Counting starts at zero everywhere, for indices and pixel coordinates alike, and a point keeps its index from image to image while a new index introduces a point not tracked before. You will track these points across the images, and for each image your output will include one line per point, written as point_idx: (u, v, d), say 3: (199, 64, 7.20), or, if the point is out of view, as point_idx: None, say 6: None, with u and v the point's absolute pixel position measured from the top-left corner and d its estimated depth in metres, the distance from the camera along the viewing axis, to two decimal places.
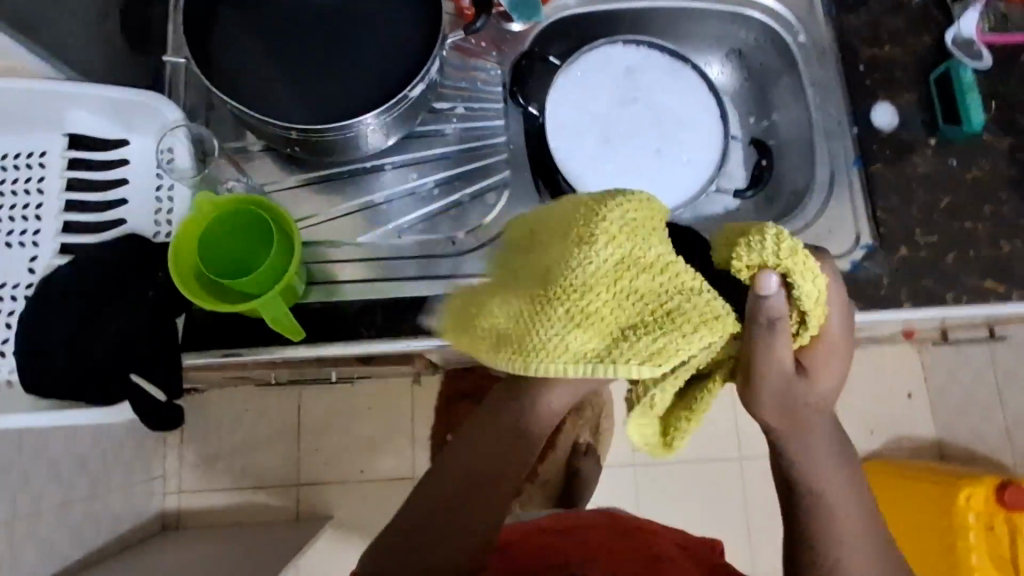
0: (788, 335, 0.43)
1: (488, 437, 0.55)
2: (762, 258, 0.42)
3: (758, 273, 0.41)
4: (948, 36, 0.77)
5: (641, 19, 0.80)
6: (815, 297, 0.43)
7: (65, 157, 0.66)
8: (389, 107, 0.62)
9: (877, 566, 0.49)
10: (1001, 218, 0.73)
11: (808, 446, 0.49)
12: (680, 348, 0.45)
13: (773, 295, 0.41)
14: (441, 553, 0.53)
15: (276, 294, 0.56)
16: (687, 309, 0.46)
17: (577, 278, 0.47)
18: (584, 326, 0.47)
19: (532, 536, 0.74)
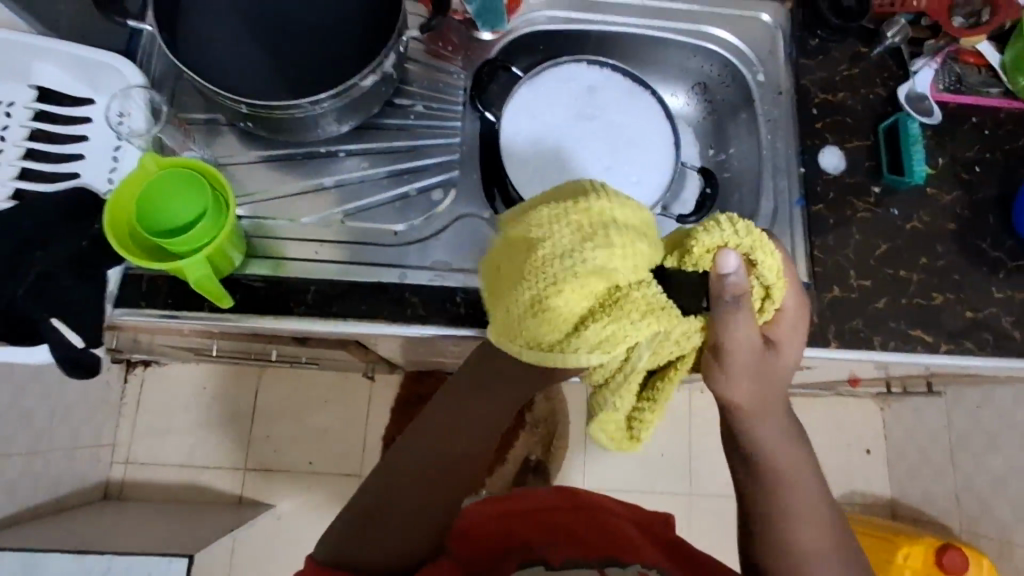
0: (748, 311, 0.50)
1: (448, 420, 0.61)
2: (722, 239, 0.51)
3: (719, 253, 0.48)
4: (902, 90, 0.79)
5: (606, 42, 0.84)
6: (774, 270, 0.52)
7: (30, 108, 0.68)
8: (339, 94, 0.64)
9: (831, 533, 0.57)
10: (935, 270, 0.75)
11: (767, 421, 0.57)
12: (629, 338, 0.49)
13: (733, 271, 0.48)
14: (407, 530, 0.58)
15: (202, 261, 0.58)
16: (645, 314, 0.49)
17: (541, 269, 0.48)
18: (549, 318, 0.49)
19: (496, 518, 0.74)
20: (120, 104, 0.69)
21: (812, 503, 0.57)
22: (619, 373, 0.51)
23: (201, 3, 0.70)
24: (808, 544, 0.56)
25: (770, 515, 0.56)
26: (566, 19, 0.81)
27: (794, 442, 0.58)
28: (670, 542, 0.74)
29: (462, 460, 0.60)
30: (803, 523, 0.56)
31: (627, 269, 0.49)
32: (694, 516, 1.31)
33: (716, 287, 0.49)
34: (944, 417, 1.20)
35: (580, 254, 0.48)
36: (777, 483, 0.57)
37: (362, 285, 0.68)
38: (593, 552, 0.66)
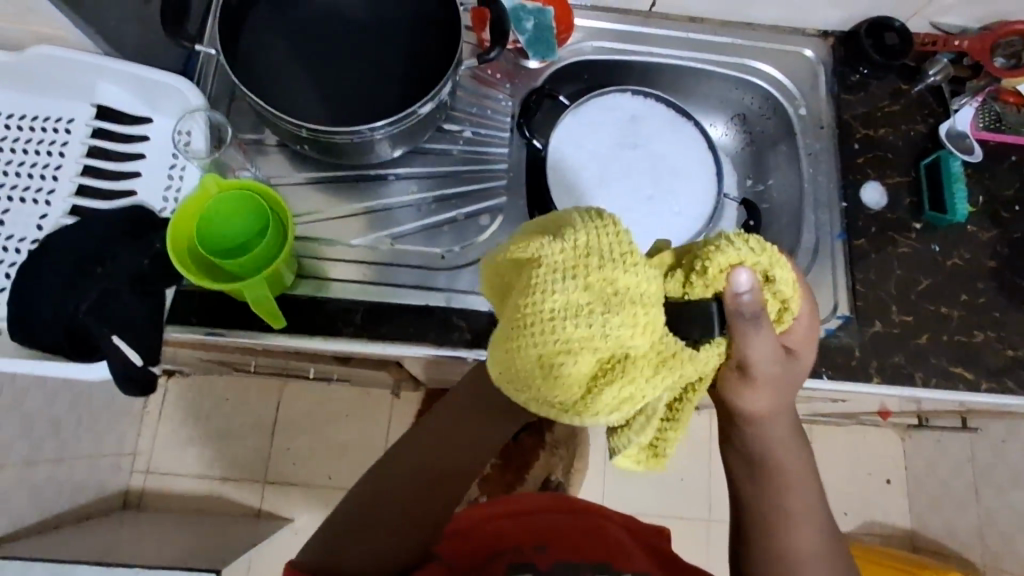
0: (767, 327, 0.45)
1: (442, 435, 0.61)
2: (737, 257, 0.43)
3: (734, 271, 0.41)
4: (943, 127, 0.80)
5: (650, 72, 0.86)
6: (790, 283, 0.46)
7: (90, 126, 0.71)
8: (397, 120, 0.65)
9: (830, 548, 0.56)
10: (975, 307, 0.75)
11: (774, 426, 0.56)
12: (644, 394, 0.42)
13: (748, 291, 0.42)
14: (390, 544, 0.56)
15: (263, 279, 0.59)
16: (664, 368, 0.42)
17: (546, 329, 0.41)
18: (560, 384, 0.42)
19: (489, 523, 0.69)
20: (179, 122, 0.69)
21: (811, 509, 0.56)
22: (638, 418, 0.44)
23: (261, 27, 0.72)
24: (807, 550, 0.55)
25: (768, 518, 0.56)
26: (611, 49, 0.83)
27: (796, 447, 0.57)
28: (663, 558, 0.71)
29: (460, 468, 0.61)
30: (801, 526, 0.56)
31: (649, 321, 0.41)
32: (714, 543, 1.29)
33: (733, 309, 0.42)
34: (968, 449, 1.19)
35: (596, 314, 0.40)
36: (778, 486, 0.56)
37: (408, 306, 0.69)
38: (584, 556, 0.64)
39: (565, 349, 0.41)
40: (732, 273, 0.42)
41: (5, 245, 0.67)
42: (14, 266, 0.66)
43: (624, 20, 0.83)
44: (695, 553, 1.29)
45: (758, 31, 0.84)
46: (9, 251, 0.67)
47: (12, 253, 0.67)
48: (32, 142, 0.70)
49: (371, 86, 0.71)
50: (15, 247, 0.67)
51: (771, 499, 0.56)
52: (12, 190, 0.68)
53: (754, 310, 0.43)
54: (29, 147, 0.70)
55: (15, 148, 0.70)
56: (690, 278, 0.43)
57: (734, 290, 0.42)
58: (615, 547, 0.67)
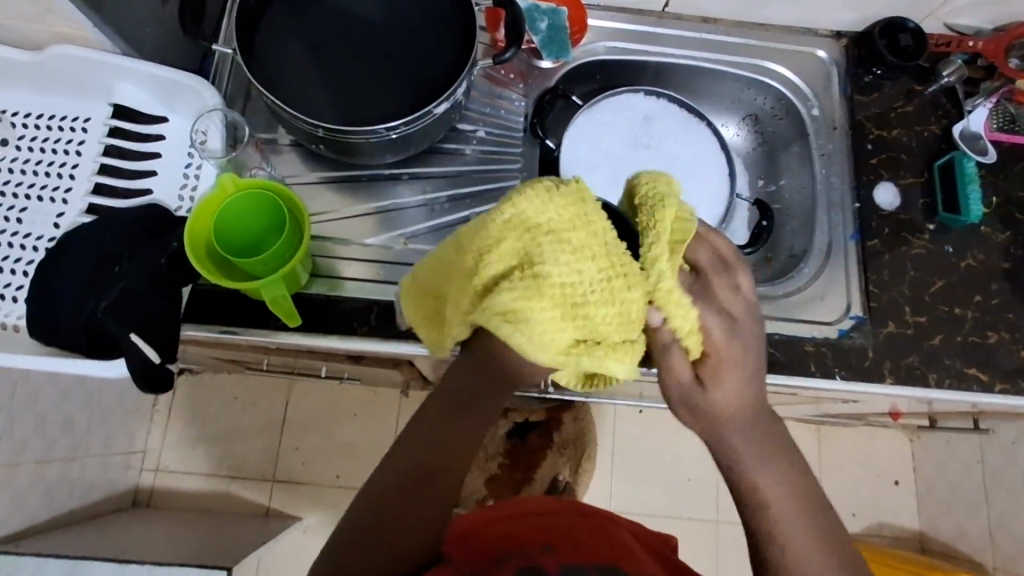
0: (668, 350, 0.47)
1: (428, 432, 0.57)
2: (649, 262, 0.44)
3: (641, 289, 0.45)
4: (957, 128, 0.80)
5: (663, 71, 0.86)
6: (685, 331, 0.46)
7: (107, 125, 0.71)
8: (412, 120, 0.65)
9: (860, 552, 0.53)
10: (989, 308, 0.75)
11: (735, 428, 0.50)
12: (613, 297, 0.43)
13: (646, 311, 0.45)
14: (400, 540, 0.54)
15: (279, 279, 0.59)
16: (607, 276, 0.43)
17: (501, 247, 0.44)
18: (499, 301, 0.43)
19: (490, 527, 0.65)
20: (196, 122, 0.70)
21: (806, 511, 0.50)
22: (619, 322, 0.43)
23: (276, 29, 0.72)
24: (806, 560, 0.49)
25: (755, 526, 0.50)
26: (624, 50, 0.83)
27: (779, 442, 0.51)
28: (677, 565, 0.66)
29: (452, 450, 0.57)
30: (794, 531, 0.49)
31: (600, 234, 0.44)
32: (722, 545, 1.29)
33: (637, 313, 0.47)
34: (978, 452, 1.18)
35: (542, 237, 0.43)
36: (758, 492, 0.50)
37: None
38: (592, 559, 0.59)
39: (501, 271, 0.44)
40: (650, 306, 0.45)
41: (23, 243, 0.67)
42: (31, 264, 0.67)
43: (637, 20, 0.83)
44: (703, 554, 1.29)
45: (770, 32, 0.84)
46: (26, 249, 0.67)
47: (30, 251, 0.67)
48: (49, 140, 0.70)
49: (386, 86, 0.72)
50: (33, 245, 0.67)
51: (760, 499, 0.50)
52: (30, 188, 0.69)
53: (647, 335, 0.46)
54: (47, 146, 0.70)
55: (33, 147, 0.70)
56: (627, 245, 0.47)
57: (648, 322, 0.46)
58: (625, 552, 0.62)
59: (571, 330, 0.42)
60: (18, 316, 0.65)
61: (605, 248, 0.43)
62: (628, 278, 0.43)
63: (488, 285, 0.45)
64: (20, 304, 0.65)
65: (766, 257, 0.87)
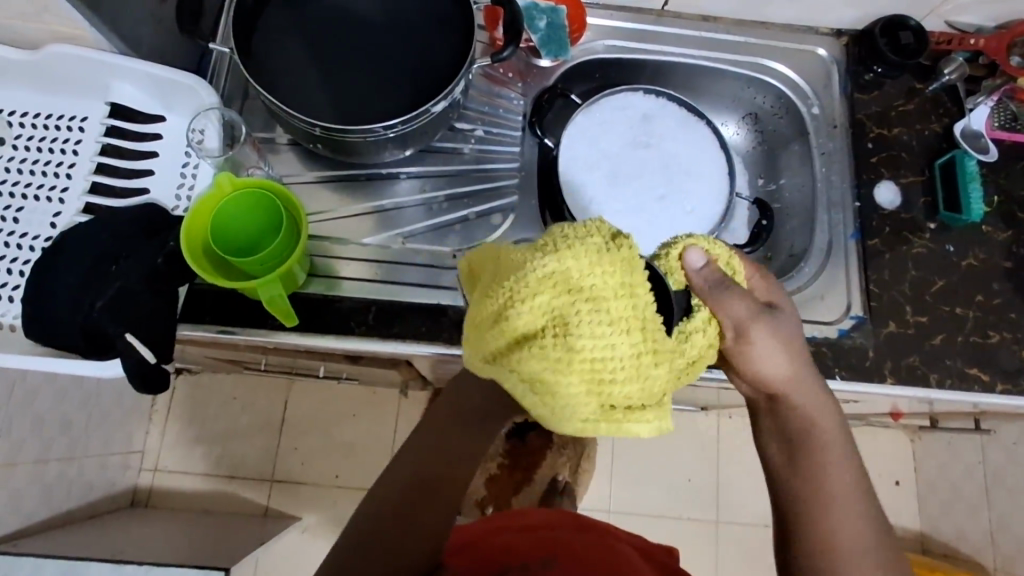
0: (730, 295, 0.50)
1: (428, 440, 0.59)
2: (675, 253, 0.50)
3: (685, 254, 0.50)
4: (959, 126, 0.79)
5: (662, 70, 0.85)
6: (723, 252, 0.52)
7: (104, 124, 0.71)
8: (410, 119, 0.65)
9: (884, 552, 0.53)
10: (991, 307, 0.74)
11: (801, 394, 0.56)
12: (643, 373, 0.44)
13: (703, 260, 0.50)
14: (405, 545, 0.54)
15: (276, 278, 0.58)
16: (638, 352, 0.44)
17: (535, 308, 0.43)
18: (528, 369, 0.43)
19: (488, 540, 0.65)
20: (193, 121, 0.69)
21: (848, 494, 0.54)
22: (644, 396, 0.45)
23: (273, 28, 0.72)
24: (845, 540, 0.52)
25: (800, 504, 0.54)
26: (623, 48, 0.82)
27: (829, 413, 0.57)
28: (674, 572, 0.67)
29: (457, 457, 0.58)
30: (840, 512, 0.53)
31: (636, 304, 0.44)
32: (722, 546, 1.29)
33: (704, 280, 0.50)
34: (979, 452, 1.18)
35: (581, 307, 0.43)
36: (812, 464, 0.55)
37: (422, 303, 0.69)
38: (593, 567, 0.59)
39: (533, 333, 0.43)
40: (686, 252, 0.50)
41: (19, 243, 0.67)
42: (27, 263, 0.67)
43: (637, 19, 0.83)
44: (702, 554, 1.28)
45: (770, 30, 0.84)
46: (22, 248, 0.67)
47: (26, 250, 0.67)
48: (45, 139, 0.70)
49: (383, 85, 0.71)
50: (29, 244, 0.67)
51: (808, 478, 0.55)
52: (26, 187, 0.69)
53: (715, 275, 0.50)
54: (43, 145, 0.70)
55: (30, 146, 0.70)
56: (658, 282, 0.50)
57: (691, 268, 0.50)
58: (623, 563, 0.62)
59: (596, 403, 0.44)
60: (14, 315, 0.65)
61: (641, 322, 0.44)
62: (657, 355, 0.44)
63: (515, 342, 0.44)
64: (15, 303, 0.65)
65: (767, 256, 0.86)
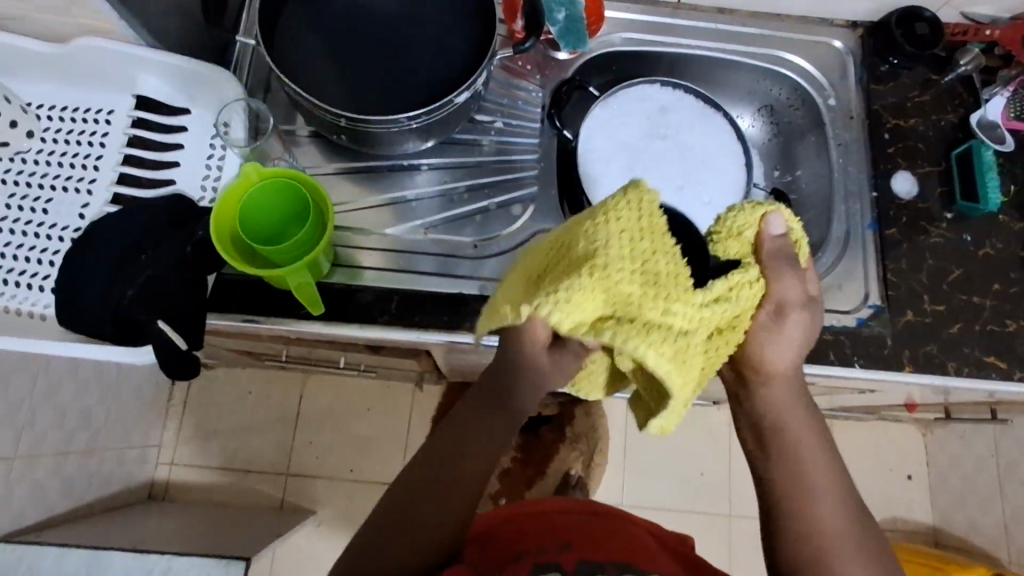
0: (790, 269, 0.53)
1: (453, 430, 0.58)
2: (751, 218, 0.53)
3: (766, 215, 0.53)
4: (975, 117, 0.80)
5: (678, 63, 0.86)
6: (796, 231, 0.55)
7: (130, 116, 0.72)
8: (433, 110, 0.65)
9: (873, 544, 0.53)
10: (1009, 296, 0.75)
11: (786, 388, 0.55)
12: (653, 282, 0.46)
13: (777, 228, 0.53)
14: (424, 533, 0.55)
15: (303, 266, 0.59)
16: (644, 258, 0.46)
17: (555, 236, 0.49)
18: None
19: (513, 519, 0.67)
20: (219, 114, 0.71)
21: (830, 484, 0.54)
22: (654, 304, 0.45)
23: (297, 22, 0.73)
24: (824, 528, 0.52)
25: (783, 496, 0.54)
26: (639, 41, 0.83)
27: (805, 409, 0.56)
28: (693, 562, 0.66)
29: (462, 467, 0.57)
30: (823, 503, 0.53)
31: (648, 221, 0.47)
32: (735, 540, 1.29)
33: (769, 247, 0.52)
34: (992, 445, 1.17)
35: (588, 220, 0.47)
36: (788, 452, 0.54)
37: (442, 294, 0.69)
38: (610, 556, 0.58)
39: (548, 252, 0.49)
40: (766, 217, 0.53)
41: (49, 233, 0.68)
42: (57, 254, 0.68)
43: (653, 11, 0.83)
44: (715, 547, 1.28)
45: (785, 22, 0.85)
46: (52, 239, 0.68)
47: (56, 241, 0.68)
48: (73, 132, 0.71)
49: (405, 77, 0.72)
50: (58, 235, 0.68)
51: (790, 470, 0.54)
52: (54, 179, 0.70)
53: (783, 248, 0.53)
54: (71, 137, 0.71)
55: (58, 138, 0.71)
56: (725, 240, 0.53)
57: (769, 233, 0.53)
58: (642, 550, 0.62)
59: (602, 302, 0.45)
60: (45, 305, 0.66)
61: (651, 234, 0.47)
62: (661, 256, 0.46)
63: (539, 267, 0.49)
64: (46, 293, 0.66)
65: None
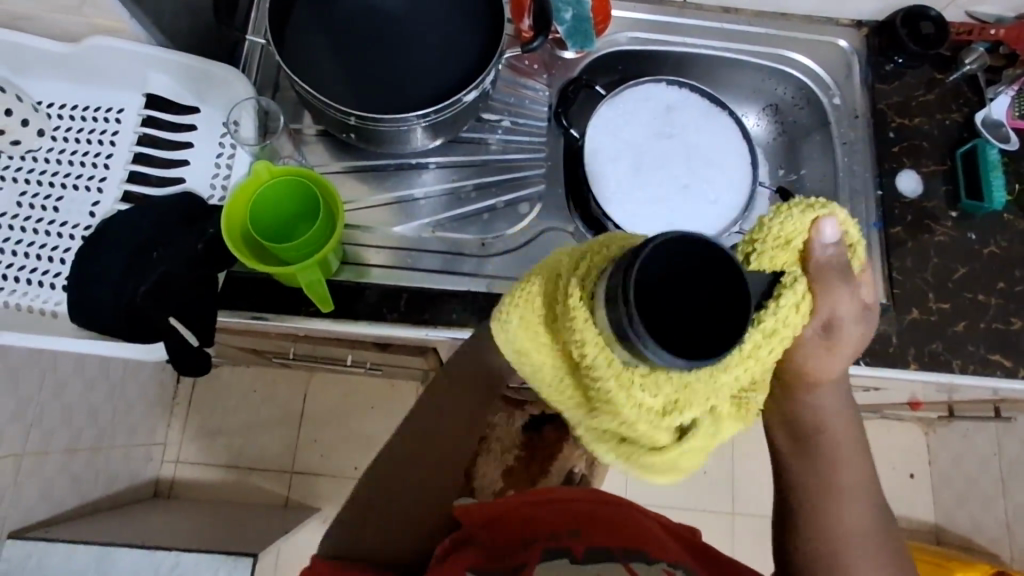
0: (842, 282, 0.45)
1: (444, 401, 0.64)
2: (801, 220, 0.43)
3: (821, 220, 0.43)
4: (980, 116, 0.80)
5: (682, 63, 0.87)
6: (849, 232, 0.45)
7: (140, 115, 0.73)
8: (442, 108, 0.65)
9: (881, 552, 0.54)
10: (1013, 294, 0.75)
11: (827, 394, 0.54)
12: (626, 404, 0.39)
13: (830, 236, 0.43)
14: (419, 490, 0.62)
15: (314, 264, 0.60)
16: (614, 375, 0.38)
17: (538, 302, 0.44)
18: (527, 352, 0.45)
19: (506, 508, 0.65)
20: (230, 112, 0.71)
21: (858, 485, 0.55)
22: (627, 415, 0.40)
23: (306, 21, 0.73)
24: (847, 531, 0.54)
25: (813, 501, 0.55)
26: (645, 40, 0.84)
27: (847, 414, 0.56)
28: (707, 550, 0.66)
29: (456, 435, 0.64)
30: (846, 506, 0.54)
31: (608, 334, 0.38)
32: (738, 537, 1.29)
33: (821, 256, 0.43)
34: (995, 443, 1.18)
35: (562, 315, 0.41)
36: (822, 456, 0.55)
37: (449, 291, 0.70)
38: (620, 543, 0.59)
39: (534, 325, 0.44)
40: (819, 222, 0.43)
41: (60, 231, 0.69)
42: (69, 251, 0.68)
43: (660, 11, 0.84)
44: (719, 545, 1.28)
45: (789, 22, 0.85)
46: (63, 236, 0.69)
47: (66, 239, 0.69)
48: (84, 130, 0.72)
49: (414, 76, 0.73)
50: (69, 233, 0.69)
51: (816, 477, 0.55)
52: (64, 177, 0.70)
53: (834, 260, 0.44)
54: (81, 135, 0.72)
55: (68, 137, 0.72)
56: (765, 251, 0.42)
57: (820, 240, 0.43)
58: (651, 536, 0.62)
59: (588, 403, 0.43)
60: (56, 303, 0.67)
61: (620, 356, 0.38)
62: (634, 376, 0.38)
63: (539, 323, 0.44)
64: (58, 291, 0.67)
65: None
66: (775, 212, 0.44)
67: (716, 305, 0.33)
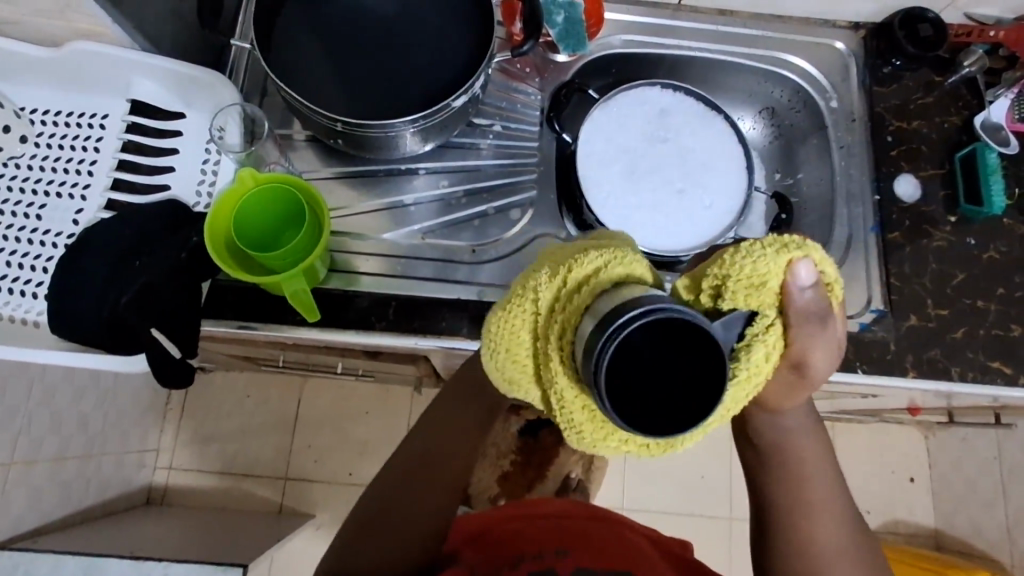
0: (817, 325, 0.41)
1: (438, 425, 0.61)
2: (776, 266, 0.38)
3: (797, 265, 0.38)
4: (978, 119, 0.79)
5: (676, 66, 0.85)
6: (829, 272, 0.40)
7: (124, 121, 0.72)
8: (430, 114, 0.64)
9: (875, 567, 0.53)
10: (1012, 300, 0.74)
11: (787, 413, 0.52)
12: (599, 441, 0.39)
13: (806, 282, 0.38)
14: (410, 519, 0.58)
15: (300, 273, 0.59)
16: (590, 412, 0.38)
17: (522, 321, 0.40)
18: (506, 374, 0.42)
19: (494, 527, 0.65)
20: (215, 118, 0.70)
21: (835, 502, 0.53)
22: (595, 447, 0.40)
23: (294, 25, 0.72)
24: (832, 549, 0.52)
25: (787, 521, 0.53)
26: (639, 42, 0.82)
27: (810, 431, 0.54)
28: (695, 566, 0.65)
29: (448, 460, 0.60)
30: (826, 525, 0.52)
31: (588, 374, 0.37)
32: (735, 543, 1.28)
33: (796, 304, 0.39)
34: None
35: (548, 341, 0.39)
36: (791, 477, 0.53)
37: (439, 299, 0.69)
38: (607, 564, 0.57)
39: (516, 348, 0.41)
40: (795, 266, 0.38)
41: (42, 239, 0.68)
42: (51, 260, 0.67)
43: (653, 13, 0.83)
44: (716, 551, 1.27)
45: (786, 24, 0.84)
46: (45, 244, 0.67)
47: (49, 247, 0.67)
48: (67, 136, 0.71)
49: (403, 81, 0.72)
50: (52, 242, 0.67)
51: (790, 497, 0.53)
52: (47, 184, 0.69)
53: (810, 306, 0.39)
54: (64, 142, 0.71)
55: (51, 143, 0.71)
56: (733, 297, 0.38)
57: (795, 286, 0.38)
58: (638, 555, 0.61)
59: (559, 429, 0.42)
60: (38, 312, 0.66)
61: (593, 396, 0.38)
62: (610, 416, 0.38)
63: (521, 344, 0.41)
64: (40, 301, 0.66)
65: None
66: (744, 249, 0.38)
67: (677, 371, 0.34)
